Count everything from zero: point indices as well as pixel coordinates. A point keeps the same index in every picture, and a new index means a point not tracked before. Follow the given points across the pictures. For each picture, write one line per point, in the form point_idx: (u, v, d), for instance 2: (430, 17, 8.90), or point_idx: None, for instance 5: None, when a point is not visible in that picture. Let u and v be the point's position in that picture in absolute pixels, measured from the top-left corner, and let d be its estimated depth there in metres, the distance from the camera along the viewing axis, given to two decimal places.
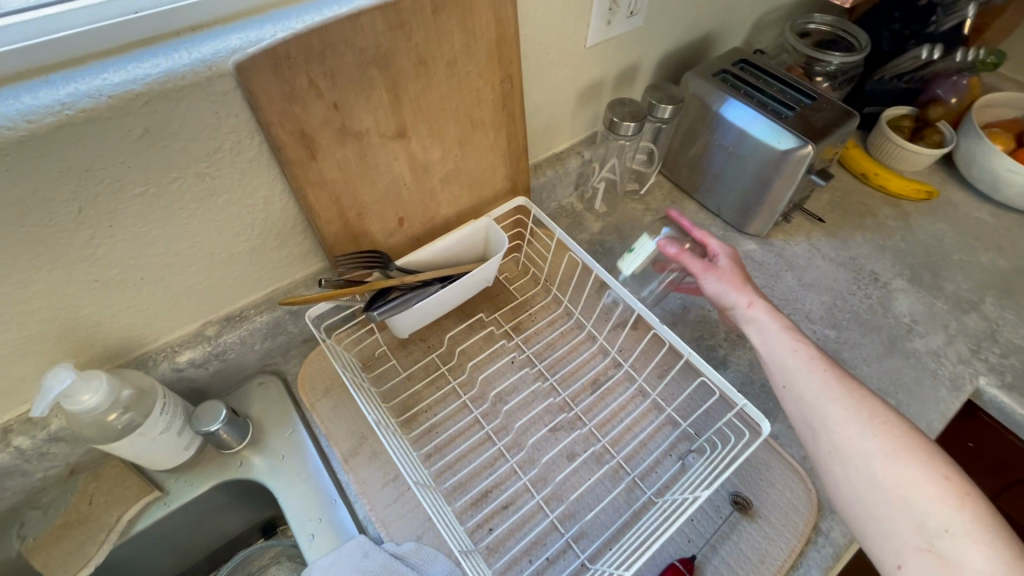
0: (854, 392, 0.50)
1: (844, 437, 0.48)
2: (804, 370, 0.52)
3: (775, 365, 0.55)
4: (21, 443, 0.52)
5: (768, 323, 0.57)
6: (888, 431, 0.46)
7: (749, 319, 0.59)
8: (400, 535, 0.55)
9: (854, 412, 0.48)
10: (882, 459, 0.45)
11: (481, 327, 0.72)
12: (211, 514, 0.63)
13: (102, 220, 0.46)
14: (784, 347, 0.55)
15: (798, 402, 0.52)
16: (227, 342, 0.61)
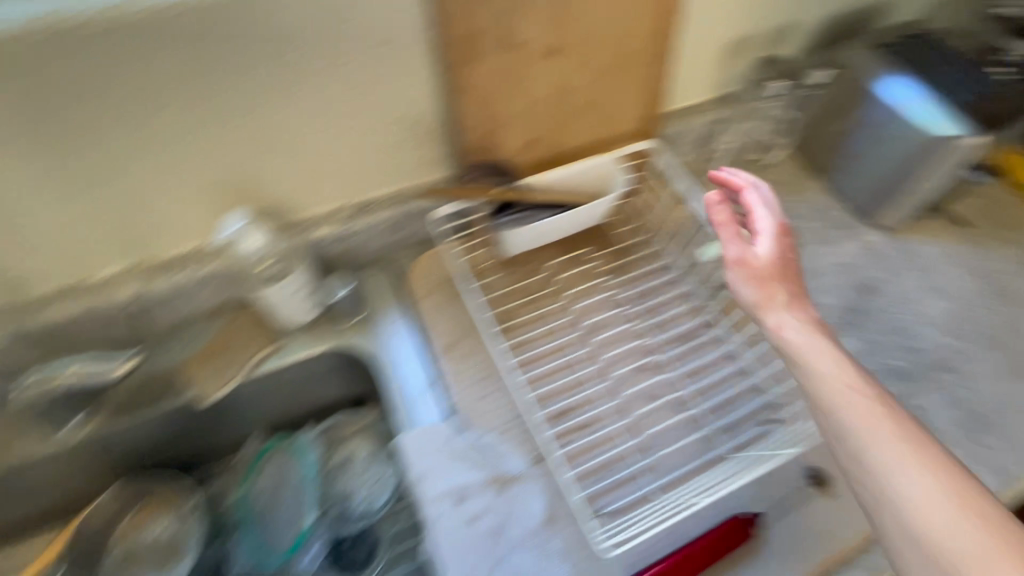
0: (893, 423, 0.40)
1: (892, 488, 0.38)
2: (843, 393, 0.42)
3: (823, 403, 0.43)
4: (187, 274, 0.61)
5: (806, 347, 0.46)
6: (892, 443, 0.39)
7: (789, 342, 0.47)
8: (484, 426, 0.60)
9: (832, 415, 0.42)
10: (965, 537, 0.35)
11: (582, 261, 0.73)
12: (318, 376, 0.72)
13: (286, 87, 0.51)
14: (842, 395, 0.42)
15: (838, 432, 0.41)
16: (356, 228, 0.67)
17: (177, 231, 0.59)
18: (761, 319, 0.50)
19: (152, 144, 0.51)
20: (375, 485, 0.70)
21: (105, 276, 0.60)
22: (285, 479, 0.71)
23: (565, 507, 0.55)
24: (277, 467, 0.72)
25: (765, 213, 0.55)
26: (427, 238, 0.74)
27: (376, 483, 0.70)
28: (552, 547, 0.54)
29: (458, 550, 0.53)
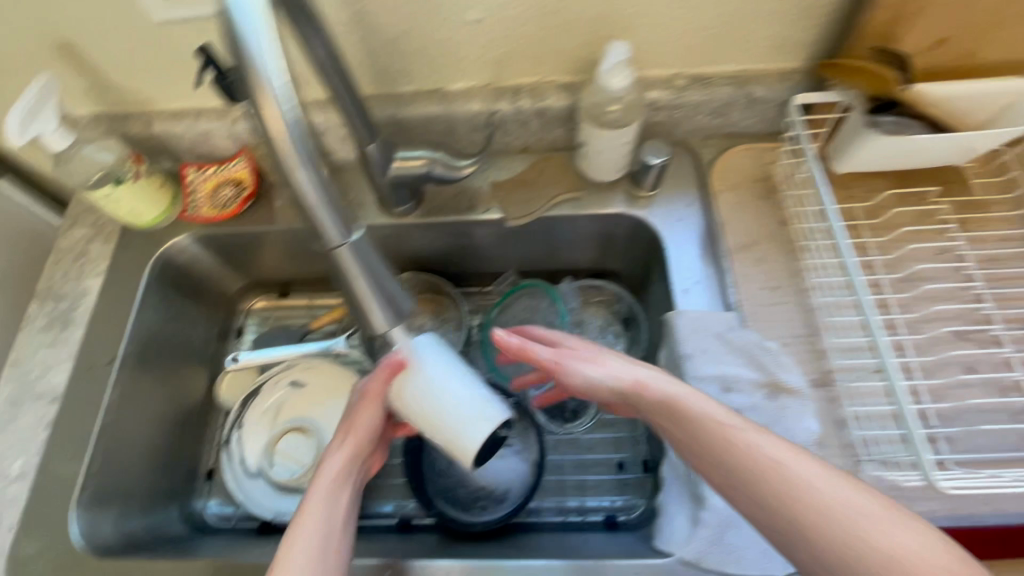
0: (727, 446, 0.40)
1: (754, 491, 0.39)
2: (725, 422, 0.42)
3: (707, 436, 0.42)
4: (524, 104, 0.64)
5: (671, 387, 0.45)
6: (822, 480, 0.38)
7: (644, 372, 0.47)
8: (767, 333, 0.58)
9: (756, 494, 0.39)
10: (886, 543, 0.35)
11: (919, 202, 0.63)
12: (585, 240, 0.73)
13: None
14: (692, 407, 0.43)
15: (727, 477, 0.40)
16: (687, 99, 0.63)
17: (531, 61, 0.61)
18: (578, 374, 0.50)
19: None
20: None
21: (455, 90, 0.64)
22: (535, 315, 0.74)
23: (840, 439, 0.53)
24: (530, 303, 0.75)
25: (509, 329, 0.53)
26: (740, 131, 0.68)
27: None
28: None
29: None
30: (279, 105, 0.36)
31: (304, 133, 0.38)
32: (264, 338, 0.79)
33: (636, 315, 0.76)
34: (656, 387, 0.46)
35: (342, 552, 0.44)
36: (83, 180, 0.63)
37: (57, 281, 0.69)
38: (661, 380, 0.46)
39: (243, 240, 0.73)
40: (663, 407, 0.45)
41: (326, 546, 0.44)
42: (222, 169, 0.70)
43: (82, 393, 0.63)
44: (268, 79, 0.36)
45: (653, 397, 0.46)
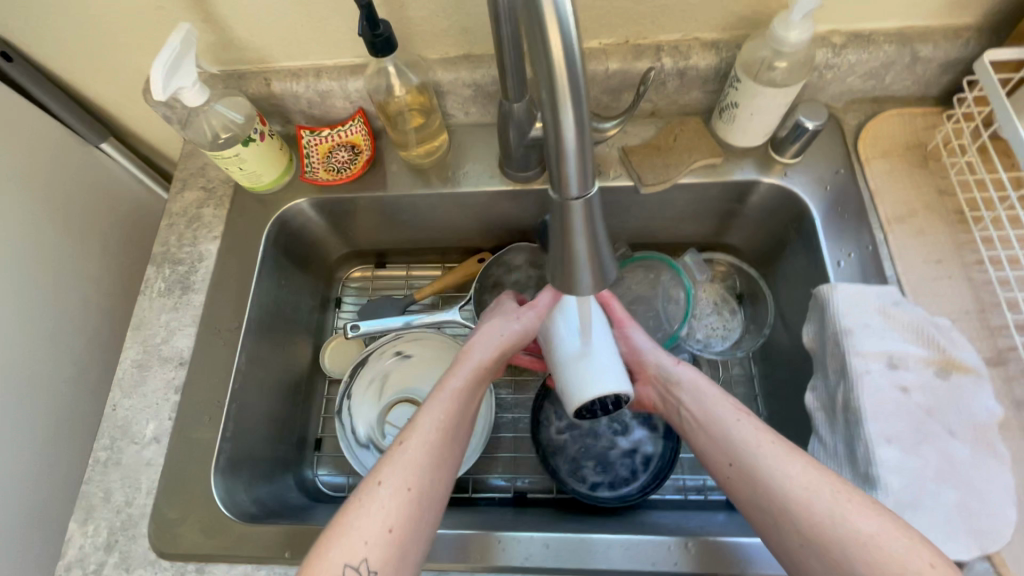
0: (731, 425, 0.49)
1: (767, 488, 0.44)
2: (757, 433, 0.47)
3: (715, 422, 0.50)
4: (665, 64, 0.60)
5: (712, 390, 0.53)
6: (841, 496, 0.41)
7: (697, 377, 0.55)
8: (930, 308, 0.55)
9: (740, 463, 0.47)
10: (809, 490, 0.42)
11: None
12: (709, 211, 0.70)
13: None
14: (732, 414, 0.50)
15: (746, 477, 0.46)
16: (845, 59, 0.58)
17: (681, 17, 0.57)
18: (653, 364, 0.58)
19: None
20: (718, 331, 0.73)
21: (592, 48, 0.61)
22: (655, 289, 0.72)
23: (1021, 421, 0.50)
24: (648, 277, 0.72)
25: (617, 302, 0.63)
26: (891, 95, 0.63)
27: (721, 330, 0.73)
28: (1000, 450, 0.49)
29: (886, 411, 0.51)
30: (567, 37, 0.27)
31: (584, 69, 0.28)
32: (369, 307, 0.76)
33: (755, 291, 0.73)
34: (703, 385, 0.54)
35: (451, 458, 0.49)
36: (208, 139, 0.61)
37: (173, 244, 0.68)
38: (709, 387, 0.53)
39: (356, 204, 0.71)
40: (697, 407, 0.52)
41: (441, 443, 0.48)
42: (335, 133, 0.67)
43: (210, 358, 0.62)
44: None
45: (694, 390, 0.54)
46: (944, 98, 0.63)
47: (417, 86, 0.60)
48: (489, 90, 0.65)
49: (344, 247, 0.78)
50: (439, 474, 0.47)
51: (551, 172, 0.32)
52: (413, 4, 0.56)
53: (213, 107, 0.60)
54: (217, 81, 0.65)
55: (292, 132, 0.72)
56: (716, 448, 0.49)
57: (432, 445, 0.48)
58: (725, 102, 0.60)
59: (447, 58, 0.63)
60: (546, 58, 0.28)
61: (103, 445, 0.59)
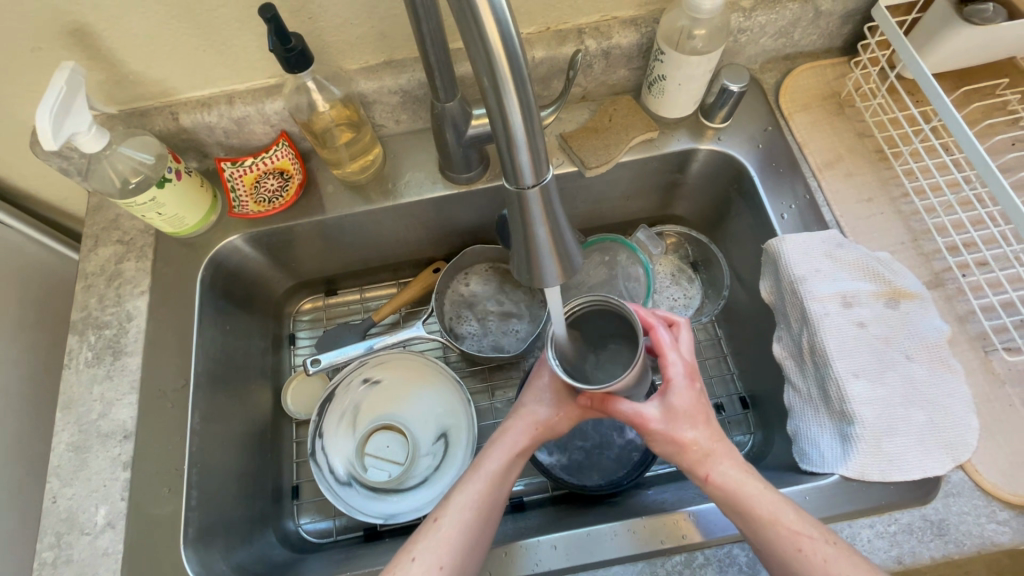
0: (794, 555, 0.43)
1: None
2: (829, 564, 0.42)
3: (774, 552, 0.44)
4: (590, 46, 0.61)
5: (765, 508, 0.45)
6: None
7: (740, 486, 0.46)
8: (871, 245, 0.58)
9: None
10: None
11: (984, 97, 0.63)
12: (654, 185, 0.71)
13: None
14: (791, 541, 0.43)
15: None
16: (755, 21, 0.61)
17: None
18: (685, 463, 0.48)
19: None
20: (680, 301, 0.74)
21: None
22: (614, 270, 0.72)
23: (967, 334, 0.54)
24: (605, 260, 0.72)
25: (668, 345, 0.48)
26: (799, 51, 0.67)
27: (683, 299, 0.74)
28: (955, 364, 0.52)
29: (850, 347, 0.54)
30: (502, 16, 0.25)
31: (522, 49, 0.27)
32: (328, 338, 0.71)
33: (707, 256, 0.75)
34: (754, 502, 0.45)
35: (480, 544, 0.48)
36: (116, 185, 0.55)
37: (95, 307, 0.61)
38: (764, 505, 0.45)
39: (293, 233, 0.67)
40: (747, 527, 0.45)
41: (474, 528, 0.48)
42: (260, 161, 0.62)
43: (160, 424, 0.57)
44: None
45: (735, 508, 0.46)
46: (847, 47, 0.67)
47: (341, 99, 0.57)
48: (417, 94, 0.63)
49: (290, 279, 0.74)
50: (469, 566, 0.47)
51: (503, 163, 0.31)
52: (322, 14, 0.54)
53: (116, 150, 0.55)
54: (117, 122, 0.60)
55: (211, 167, 0.67)
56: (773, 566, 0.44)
57: (467, 524, 0.48)
58: (652, 76, 0.61)
59: (368, 67, 0.61)
60: (482, 43, 0.26)
61: (48, 544, 0.52)
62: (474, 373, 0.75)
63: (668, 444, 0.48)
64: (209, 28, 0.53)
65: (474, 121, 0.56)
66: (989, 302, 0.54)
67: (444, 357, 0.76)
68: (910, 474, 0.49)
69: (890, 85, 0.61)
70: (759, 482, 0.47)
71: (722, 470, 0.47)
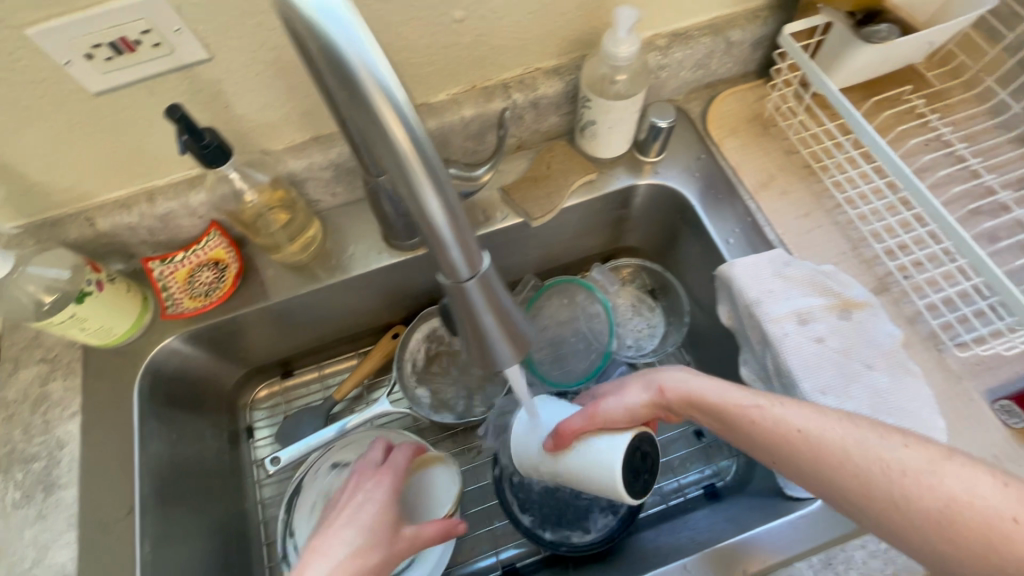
0: (757, 430, 0.44)
1: (816, 472, 0.41)
2: (781, 421, 0.43)
3: (746, 434, 0.45)
4: (518, 99, 0.62)
5: (712, 392, 0.48)
6: (907, 459, 0.38)
7: (688, 385, 0.49)
8: (815, 259, 0.59)
9: (799, 465, 0.42)
10: (864, 461, 0.39)
11: (892, 105, 0.67)
12: (601, 223, 0.72)
13: None
14: (743, 415, 0.45)
15: (800, 470, 0.42)
16: (673, 58, 0.64)
17: (515, 52, 0.59)
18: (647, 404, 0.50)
19: None
20: (644, 332, 0.75)
21: (441, 101, 0.61)
22: (575, 313, 0.72)
23: (918, 334, 0.55)
24: (565, 302, 0.72)
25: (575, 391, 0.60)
26: (719, 80, 0.70)
27: (646, 329, 0.75)
28: (912, 367, 0.53)
29: (812, 365, 0.54)
30: (416, 132, 0.25)
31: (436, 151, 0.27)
32: (287, 428, 0.69)
33: (664, 283, 0.75)
34: (703, 393, 0.48)
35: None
36: (29, 308, 0.51)
37: (20, 439, 0.56)
38: (711, 395, 0.48)
39: (236, 324, 0.64)
40: (715, 420, 0.48)
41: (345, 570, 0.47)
42: (191, 254, 0.59)
43: (106, 560, 0.51)
44: (378, 79, 0.24)
45: (699, 408, 0.48)
46: (760, 70, 0.70)
47: (269, 183, 0.56)
48: (350, 166, 0.61)
49: (240, 369, 0.70)
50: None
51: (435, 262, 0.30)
52: (239, 101, 0.52)
53: (26, 270, 0.50)
54: (26, 236, 0.55)
55: (140, 266, 0.63)
56: (756, 451, 0.45)
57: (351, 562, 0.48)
58: (582, 122, 0.62)
59: (295, 146, 0.59)
60: (394, 153, 0.25)
61: None
62: (447, 438, 0.72)
63: (616, 408, 0.49)
64: (119, 129, 0.50)
65: None
66: (935, 300, 0.56)
67: (414, 425, 0.73)
68: None
69: (807, 104, 0.64)
70: (703, 376, 0.50)
71: (683, 376, 0.50)
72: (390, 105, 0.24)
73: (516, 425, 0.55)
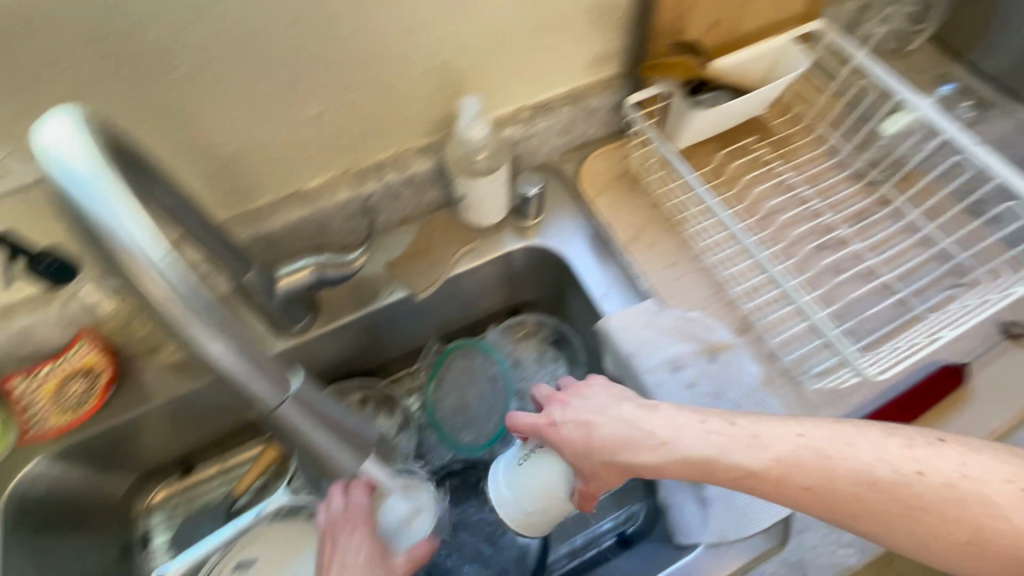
0: (750, 457, 0.45)
1: (826, 490, 0.42)
2: (786, 443, 0.44)
3: (741, 464, 0.45)
4: (391, 178, 0.63)
5: (681, 423, 0.48)
6: (904, 455, 0.42)
7: (650, 414, 0.50)
8: (683, 305, 0.63)
9: (804, 484, 0.43)
10: (878, 468, 0.42)
11: (744, 154, 0.74)
12: (494, 284, 0.74)
13: None
14: (735, 444, 0.46)
15: (817, 494, 0.43)
16: (537, 128, 0.67)
17: (381, 137, 0.61)
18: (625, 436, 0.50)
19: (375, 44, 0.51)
20: (549, 384, 0.77)
21: (314, 187, 0.61)
22: (474, 374, 0.72)
23: (778, 370, 0.59)
24: (465, 365, 0.73)
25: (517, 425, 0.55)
26: (590, 141, 0.75)
27: (551, 381, 0.77)
28: (772, 403, 0.57)
29: None
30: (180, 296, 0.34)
31: (211, 304, 0.36)
32: (186, 530, 0.67)
33: (562, 333, 0.77)
34: (675, 420, 0.49)
35: None
36: None
37: None
38: (693, 432, 0.48)
39: (115, 432, 0.61)
40: (684, 448, 0.47)
41: None
42: (57, 366, 0.56)
43: None
44: (144, 256, 0.33)
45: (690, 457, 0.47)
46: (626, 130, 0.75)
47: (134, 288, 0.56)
48: None
49: (128, 475, 0.66)
50: None
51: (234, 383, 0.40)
52: None
53: None
54: None
55: None
56: (754, 482, 0.45)
57: None
58: (456, 195, 0.65)
59: None
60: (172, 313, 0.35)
61: None
62: None
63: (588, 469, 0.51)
64: None
65: (283, 280, 0.55)
66: (788, 336, 0.60)
67: None
68: (760, 522, 0.52)
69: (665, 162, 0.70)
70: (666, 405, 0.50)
71: (666, 412, 0.50)
72: (143, 265, 0.33)
73: (512, 508, 0.54)
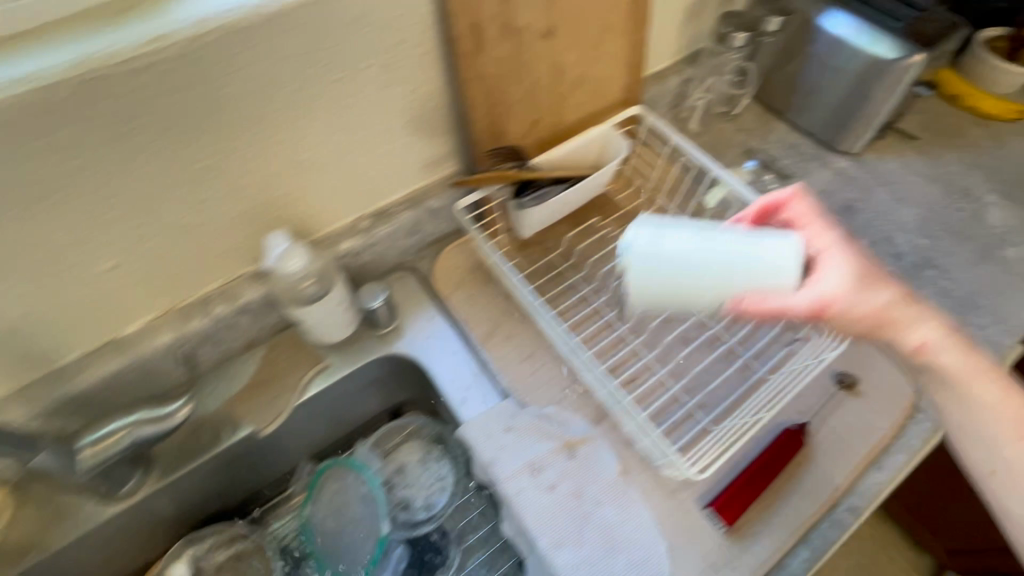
0: (870, 290, 0.49)
1: (933, 363, 0.49)
2: (920, 325, 0.49)
3: (855, 305, 0.48)
4: (220, 311, 0.59)
5: (860, 299, 0.48)
6: (962, 358, 0.49)
7: (862, 302, 0.48)
8: (541, 401, 0.63)
9: (869, 330, 0.50)
10: (942, 347, 0.49)
11: (594, 231, 0.76)
12: (359, 394, 0.71)
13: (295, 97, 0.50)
14: (866, 303, 0.48)
15: (931, 354, 0.49)
16: (379, 235, 0.66)
17: (203, 272, 0.57)
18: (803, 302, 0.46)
19: (163, 192, 0.49)
20: (435, 486, 0.70)
21: (131, 333, 0.57)
22: (347, 495, 0.68)
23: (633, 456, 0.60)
24: (337, 487, 0.69)
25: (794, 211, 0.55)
26: (443, 235, 0.74)
27: (437, 483, 0.70)
28: (631, 493, 0.57)
29: (545, 517, 0.55)
30: None
31: None
32: None
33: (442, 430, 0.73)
34: (849, 293, 0.48)
35: None
36: None
37: None
38: (843, 295, 0.48)
39: None
40: (853, 304, 0.48)
41: None
42: None
43: None
44: None
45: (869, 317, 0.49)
46: None
47: None
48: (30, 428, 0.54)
49: None
50: None
51: None
52: None
53: None
54: None
55: None
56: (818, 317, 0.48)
57: None
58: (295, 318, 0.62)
59: None
60: None
61: None
62: None
63: (775, 299, 0.46)
64: None
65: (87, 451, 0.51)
66: None
67: None
68: None
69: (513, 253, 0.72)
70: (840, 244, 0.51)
71: (830, 242, 0.51)
72: None
73: (674, 262, 0.47)
